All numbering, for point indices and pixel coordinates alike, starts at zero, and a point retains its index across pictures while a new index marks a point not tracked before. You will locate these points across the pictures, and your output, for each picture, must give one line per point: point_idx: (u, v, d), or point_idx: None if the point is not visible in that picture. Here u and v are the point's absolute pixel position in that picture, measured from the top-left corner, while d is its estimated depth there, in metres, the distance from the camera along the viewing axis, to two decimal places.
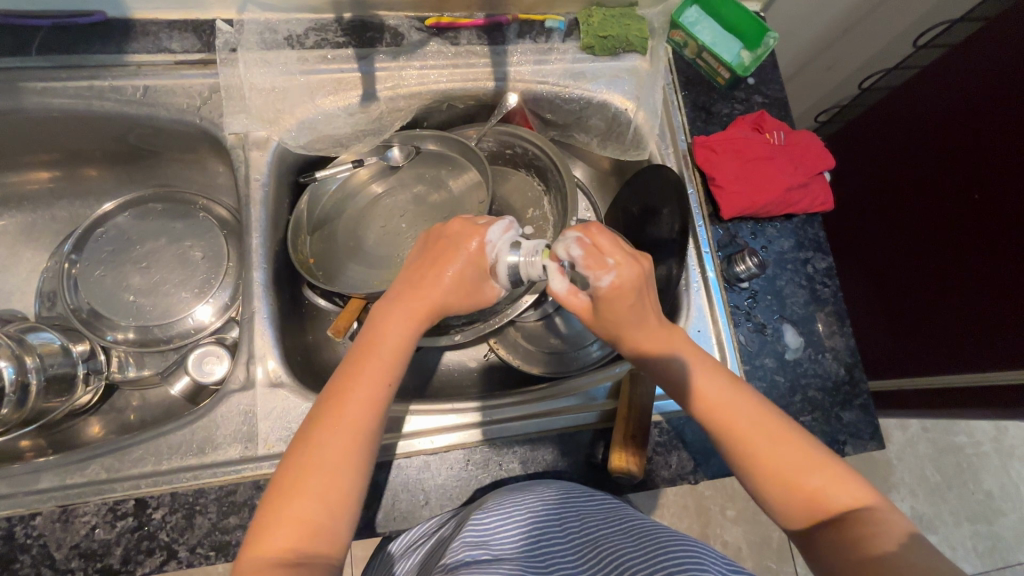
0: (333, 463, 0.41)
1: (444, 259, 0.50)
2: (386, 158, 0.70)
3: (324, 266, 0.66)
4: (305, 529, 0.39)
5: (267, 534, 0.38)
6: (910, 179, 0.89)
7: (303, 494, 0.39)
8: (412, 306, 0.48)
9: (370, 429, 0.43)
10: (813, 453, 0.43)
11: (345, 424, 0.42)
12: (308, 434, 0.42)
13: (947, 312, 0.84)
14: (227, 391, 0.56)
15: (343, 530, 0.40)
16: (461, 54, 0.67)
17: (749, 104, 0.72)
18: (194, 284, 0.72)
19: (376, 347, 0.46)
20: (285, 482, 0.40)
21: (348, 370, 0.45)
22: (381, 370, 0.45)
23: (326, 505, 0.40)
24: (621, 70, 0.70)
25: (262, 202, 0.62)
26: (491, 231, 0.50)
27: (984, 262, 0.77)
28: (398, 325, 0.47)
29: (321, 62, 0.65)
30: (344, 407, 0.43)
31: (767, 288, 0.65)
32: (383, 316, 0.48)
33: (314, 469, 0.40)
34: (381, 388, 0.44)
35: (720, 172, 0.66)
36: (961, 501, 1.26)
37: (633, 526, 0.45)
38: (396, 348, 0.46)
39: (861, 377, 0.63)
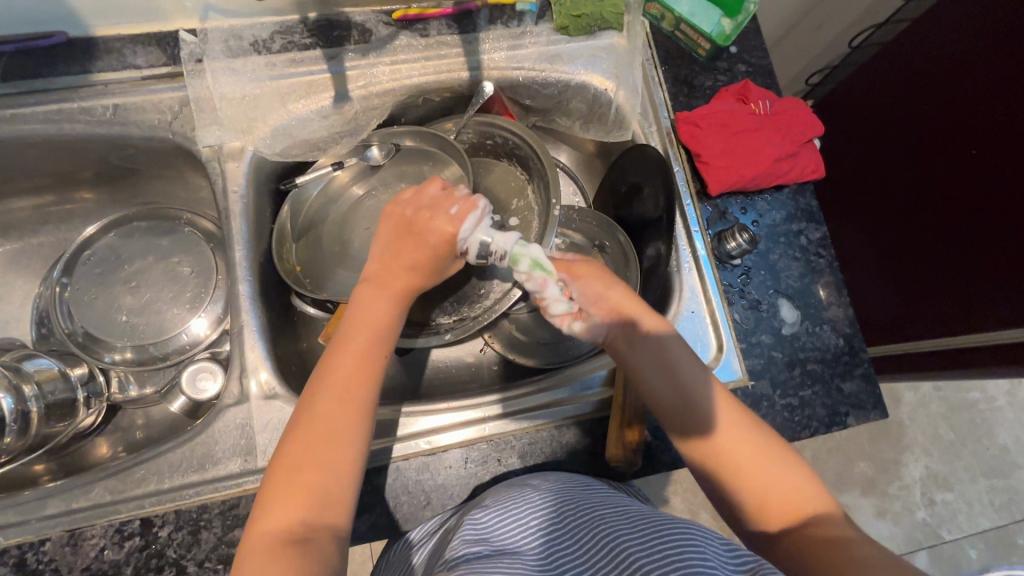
0: (333, 439, 0.42)
1: (416, 246, 0.50)
2: (366, 158, 0.68)
3: (311, 273, 0.65)
4: (310, 503, 0.40)
5: (274, 509, 0.40)
6: (903, 139, 0.86)
7: (310, 470, 0.41)
8: (392, 290, 0.49)
9: (366, 398, 0.45)
10: (779, 456, 0.45)
11: (341, 398, 0.44)
12: (302, 416, 0.43)
13: (950, 269, 0.82)
14: (222, 406, 0.56)
15: (345, 501, 0.42)
16: (432, 46, 0.66)
17: (733, 74, 0.70)
18: (186, 299, 0.72)
19: (360, 330, 0.47)
20: (284, 463, 0.42)
21: (336, 350, 0.46)
22: (366, 347, 0.47)
23: (330, 479, 0.41)
24: (598, 49, 0.68)
25: (242, 213, 0.62)
26: (463, 224, 0.49)
27: (987, 218, 0.76)
28: (381, 305, 0.49)
29: (290, 66, 0.63)
30: (337, 382, 0.44)
31: (760, 264, 0.64)
32: (363, 300, 0.49)
33: (313, 447, 0.42)
34: (373, 362, 0.46)
35: (706, 147, 0.65)
36: (976, 457, 1.25)
37: (629, 512, 0.45)
38: (379, 328, 0.48)
39: (861, 347, 0.62)
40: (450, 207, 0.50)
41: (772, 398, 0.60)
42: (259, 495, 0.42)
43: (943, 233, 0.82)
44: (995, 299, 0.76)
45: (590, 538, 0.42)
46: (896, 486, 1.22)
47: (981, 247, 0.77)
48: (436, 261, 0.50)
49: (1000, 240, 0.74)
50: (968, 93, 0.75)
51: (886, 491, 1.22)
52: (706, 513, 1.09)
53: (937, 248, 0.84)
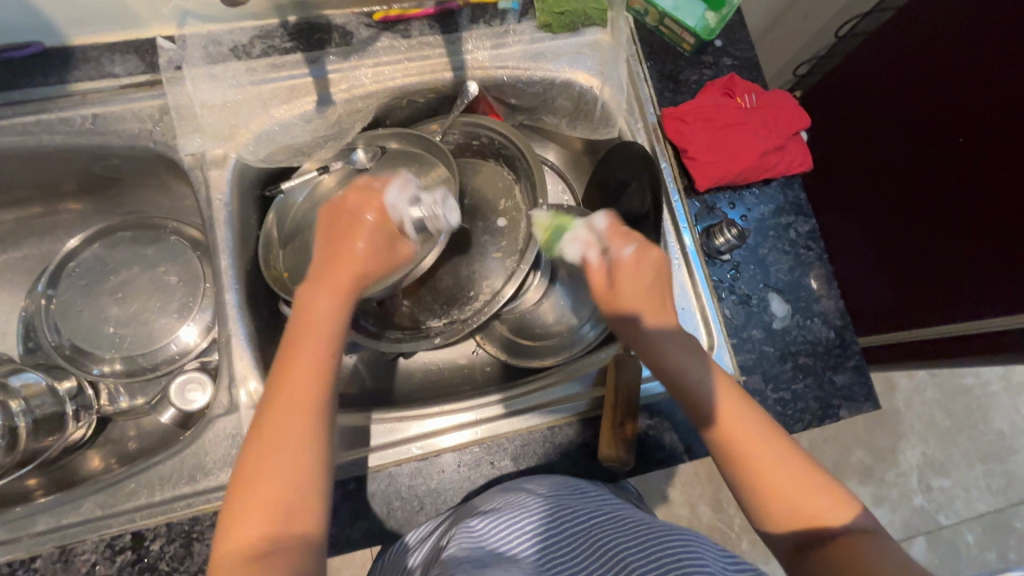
0: (285, 445, 0.41)
1: (356, 234, 0.49)
2: (352, 161, 0.66)
3: (296, 282, 0.61)
4: (271, 515, 0.39)
5: (238, 527, 0.39)
6: (894, 127, 0.86)
7: (266, 480, 0.40)
8: (333, 282, 0.46)
9: (313, 397, 0.43)
10: (795, 464, 0.44)
11: (289, 401, 0.42)
12: (256, 426, 0.42)
13: (940, 259, 0.83)
14: (211, 416, 0.56)
15: (313, 511, 0.40)
16: (414, 47, 0.65)
17: (719, 67, 0.70)
18: (174, 308, 0.71)
19: (305, 327, 0.45)
20: (242, 477, 0.40)
21: (283, 352, 0.44)
22: (313, 345, 0.44)
23: (287, 487, 0.40)
24: (582, 46, 0.67)
25: (227, 221, 0.61)
26: (388, 195, 0.51)
27: (980, 206, 0.75)
28: (324, 300, 0.46)
29: (271, 70, 0.63)
30: (285, 385, 0.42)
31: (749, 259, 0.64)
32: (306, 297, 0.46)
33: (268, 454, 0.40)
34: (320, 358, 0.44)
35: (692, 143, 0.64)
36: (972, 442, 1.26)
37: (629, 520, 0.45)
38: (325, 322, 0.45)
39: (851, 339, 0.62)
40: (373, 186, 0.51)
41: (764, 393, 0.60)
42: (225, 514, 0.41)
43: (934, 222, 0.82)
44: (989, 288, 0.76)
45: (590, 547, 0.42)
46: (893, 473, 1.23)
47: (974, 236, 0.77)
48: (379, 245, 0.49)
49: (993, 229, 0.74)
50: (961, 79, 0.75)
51: (883, 479, 1.22)
52: (704, 506, 1.09)
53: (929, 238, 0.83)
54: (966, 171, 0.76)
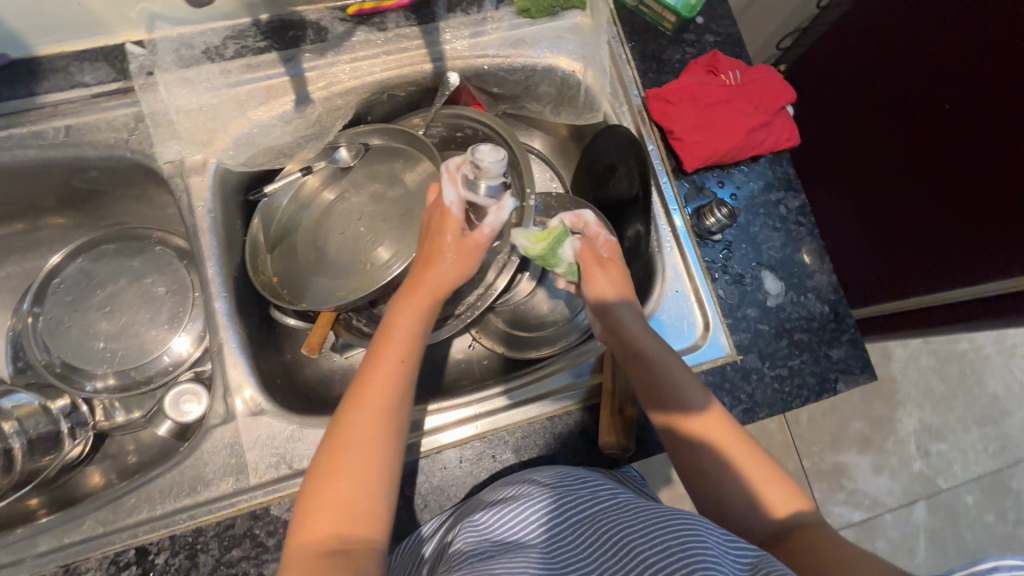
0: (366, 448, 0.44)
1: (432, 247, 0.53)
2: (335, 160, 0.66)
3: (288, 282, 0.64)
4: (342, 515, 0.42)
5: (311, 522, 0.41)
6: (890, 95, 0.84)
7: (343, 479, 0.43)
8: (416, 297, 0.51)
9: (395, 406, 0.46)
10: (756, 465, 0.48)
11: (371, 406, 0.46)
12: (337, 427, 0.45)
13: (938, 228, 0.81)
14: (209, 426, 0.55)
15: (377, 515, 0.43)
16: (391, 40, 0.64)
17: (701, 45, 0.69)
18: (164, 319, 0.71)
19: (390, 338, 0.49)
20: (319, 474, 0.43)
21: (369, 362, 0.49)
22: (395, 356, 0.48)
23: (360, 488, 0.43)
24: (562, 30, 0.66)
25: (211, 229, 0.60)
26: (446, 191, 0.54)
27: (986, 171, 0.73)
28: (408, 314, 0.50)
29: (246, 71, 0.61)
30: (369, 392, 0.46)
31: (741, 237, 0.63)
32: (394, 311, 0.51)
33: (348, 453, 0.44)
34: (401, 368, 0.48)
35: (678, 123, 0.63)
36: (968, 406, 1.28)
37: (637, 509, 0.43)
38: (407, 335, 0.50)
39: (846, 313, 0.62)
40: (438, 193, 0.55)
41: (761, 370, 0.60)
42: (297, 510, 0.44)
43: (934, 190, 0.80)
44: (989, 255, 0.75)
45: (599, 542, 0.41)
46: (892, 441, 1.24)
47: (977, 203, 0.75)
48: (451, 252, 0.53)
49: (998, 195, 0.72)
50: (968, 40, 0.72)
51: (882, 447, 1.24)
52: None
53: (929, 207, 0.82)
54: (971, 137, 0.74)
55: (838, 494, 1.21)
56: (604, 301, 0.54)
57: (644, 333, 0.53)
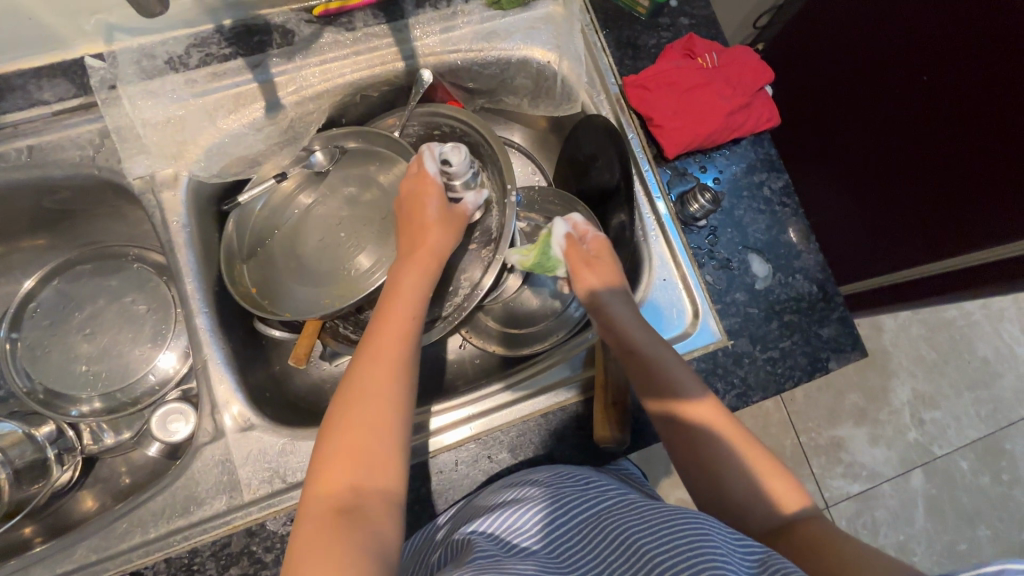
0: (376, 399, 0.45)
1: (425, 212, 0.57)
2: (310, 164, 0.64)
3: (268, 293, 0.62)
4: (357, 466, 0.42)
5: (327, 477, 0.41)
6: (876, 66, 0.82)
7: (356, 430, 0.43)
8: (416, 258, 0.54)
9: (404, 358, 0.48)
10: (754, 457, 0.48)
11: (380, 360, 0.47)
12: (346, 385, 0.46)
13: (936, 201, 0.79)
14: (198, 445, 0.54)
15: (391, 468, 0.43)
16: (360, 40, 0.62)
17: (676, 28, 0.68)
18: (147, 338, 0.69)
19: (396, 295, 0.52)
20: (332, 430, 0.44)
21: (375, 321, 0.51)
22: (401, 312, 0.51)
23: (374, 439, 0.43)
24: (535, 20, 0.65)
25: (187, 244, 0.59)
26: (427, 164, 0.58)
27: (987, 140, 0.70)
28: (411, 273, 0.54)
29: (212, 80, 0.60)
30: (377, 347, 0.48)
31: (726, 222, 0.63)
32: (396, 272, 0.54)
33: (359, 406, 0.44)
34: (407, 323, 0.50)
35: (657, 111, 0.63)
36: (959, 372, 1.29)
37: (643, 508, 0.43)
38: (411, 292, 0.52)
39: (834, 291, 0.62)
40: (417, 168, 0.59)
41: (753, 354, 0.60)
42: (309, 472, 0.43)
43: (931, 163, 0.78)
44: (985, 224, 0.74)
45: (605, 541, 0.40)
46: (886, 411, 1.26)
47: (977, 174, 0.73)
48: (442, 215, 0.57)
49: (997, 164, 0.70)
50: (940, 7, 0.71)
51: (877, 418, 1.25)
52: None
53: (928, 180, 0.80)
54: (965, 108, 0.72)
55: (836, 467, 1.22)
56: (593, 296, 0.56)
57: (635, 325, 0.54)
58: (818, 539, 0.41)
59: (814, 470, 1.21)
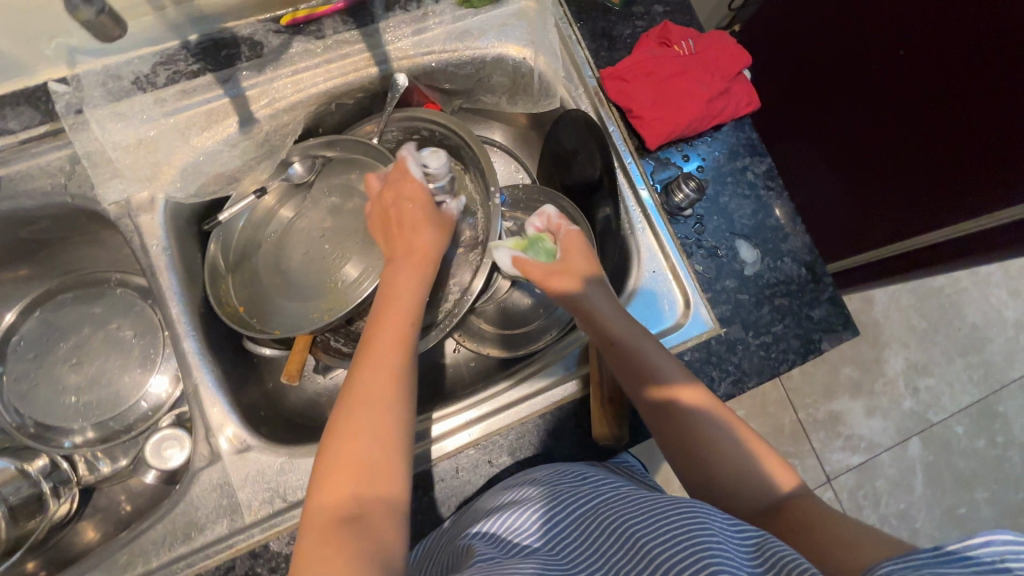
0: (376, 405, 0.43)
1: (412, 212, 0.55)
2: (287, 176, 0.64)
3: (256, 311, 0.61)
4: (360, 475, 0.40)
5: (328, 488, 0.40)
6: (860, 38, 0.81)
7: (357, 438, 0.41)
8: (410, 260, 0.53)
9: (403, 363, 0.46)
10: (746, 446, 0.48)
11: (379, 365, 0.45)
12: (345, 392, 0.45)
13: (927, 170, 0.77)
14: (194, 470, 0.54)
15: (395, 475, 0.41)
16: (331, 47, 0.61)
17: (651, 16, 0.67)
18: (135, 363, 0.68)
19: (391, 299, 0.50)
20: (332, 439, 0.42)
21: (371, 325, 0.49)
22: (397, 316, 0.49)
23: (377, 446, 0.41)
24: (508, 17, 0.64)
25: (169, 267, 0.58)
26: (410, 165, 0.57)
27: (973, 107, 0.69)
28: (407, 275, 0.52)
29: (182, 97, 0.58)
30: (375, 352, 0.46)
31: (712, 210, 0.63)
32: (391, 275, 0.53)
33: (360, 412, 0.43)
34: (405, 326, 0.49)
35: (636, 102, 0.62)
36: (950, 339, 1.31)
37: (640, 500, 0.42)
38: (407, 295, 0.51)
39: (822, 272, 0.62)
40: (397, 169, 0.58)
41: (746, 340, 0.60)
42: (310, 483, 0.42)
43: (922, 129, 0.76)
44: (972, 193, 0.73)
45: (605, 537, 0.40)
46: (881, 382, 1.27)
47: (973, 135, 0.70)
48: (430, 215, 0.56)
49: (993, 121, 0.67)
50: None
51: (873, 390, 1.27)
52: None
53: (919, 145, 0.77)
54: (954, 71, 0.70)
55: (835, 440, 1.24)
56: (570, 293, 0.55)
57: (613, 317, 0.54)
58: (812, 518, 0.41)
59: (814, 445, 1.23)
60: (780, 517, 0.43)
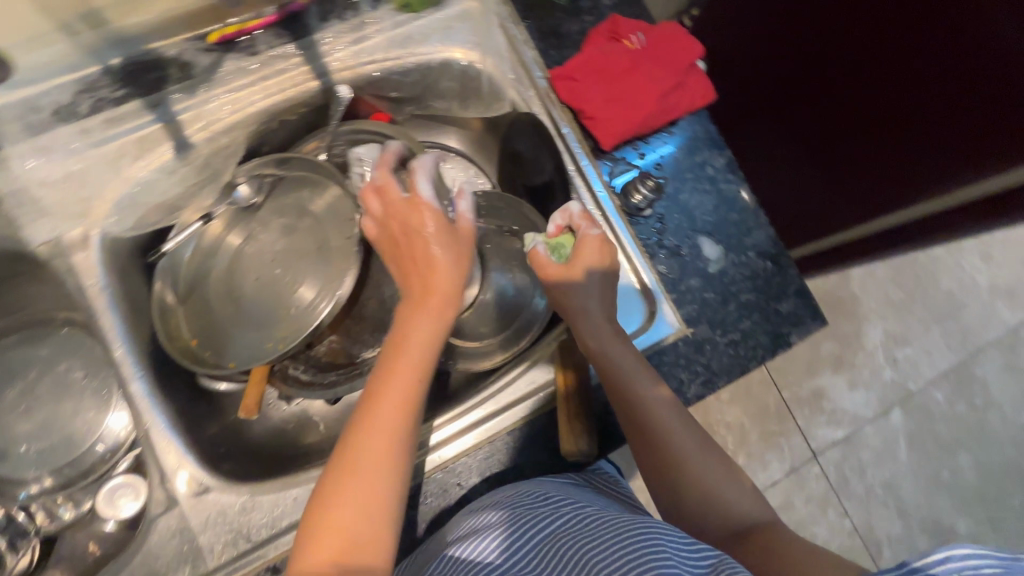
0: (369, 475, 0.37)
1: (421, 235, 0.47)
2: (234, 200, 0.61)
3: (208, 344, 0.59)
4: (341, 556, 0.35)
5: (301, 565, 0.35)
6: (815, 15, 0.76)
7: (342, 511, 0.36)
8: (427, 296, 0.45)
9: (406, 427, 0.39)
10: (720, 470, 0.49)
11: (380, 427, 0.39)
12: (340, 451, 0.38)
13: (885, 155, 0.73)
14: (152, 518, 0.52)
15: (382, 557, 0.36)
16: (266, 63, 0.58)
17: (599, 11, 0.65)
18: (88, 404, 0.65)
19: (401, 345, 0.42)
20: (318, 507, 0.37)
21: (376, 374, 0.42)
22: (408, 366, 0.41)
23: (362, 523, 0.36)
24: (451, 19, 0.61)
25: (109, 307, 0.56)
26: (418, 184, 0.50)
27: (922, 89, 0.64)
28: (422, 312, 0.44)
29: (107, 126, 0.55)
30: (376, 411, 0.39)
31: (673, 208, 0.61)
32: (405, 312, 0.45)
33: (350, 481, 0.37)
34: (413, 382, 0.41)
35: (588, 102, 0.60)
36: (928, 307, 1.30)
37: (601, 522, 0.41)
38: (422, 339, 0.43)
39: (787, 265, 0.62)
40: (398, 186, 0.51)
41: (714, 339, 0.59)
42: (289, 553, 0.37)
43: (877, 114, 0.71)
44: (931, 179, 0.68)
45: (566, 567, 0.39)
46: (861, 355, 1.28)
47: (926, 121, 0.65)
48: (449, 239, 0.47)
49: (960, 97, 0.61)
50: None
51: (854, 363, 1.27)
52: None
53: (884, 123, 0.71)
54: (916, 43, 0.63)
55: (819, 416, 1.25)
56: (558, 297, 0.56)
57: (603, 336, 0.52)
58: (782, 549, 0.42)
59: (799, 422, 1.24)
60: (749, 545, 0.44)
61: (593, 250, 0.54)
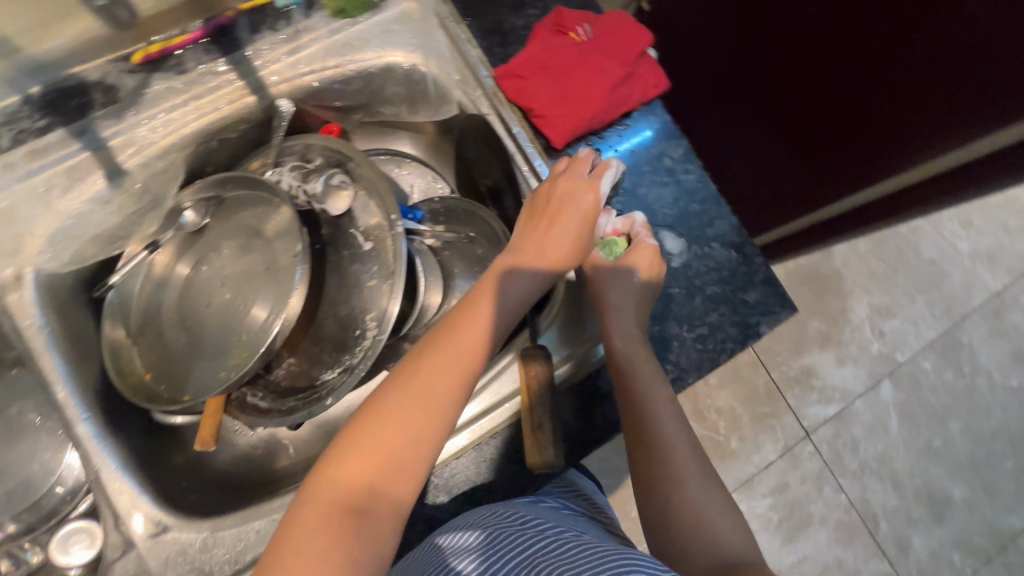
0: (427, 411, 0.40)
1: (561, 216, 0.51)
2: (182, 225, 0.58)
3: (162, 381, 0.56)
4: (383, 467, 0.38)
5: (344, 462, 0.38)
6: None
7: (396, 429, 0.39)
8: (531, 269, 0.49)
9: (467, 384, 0.43)
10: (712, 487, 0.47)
11: (445, 375, 0.42)
12: (403, 374, 0.42)
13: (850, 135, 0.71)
14: (107, 563, 0.50)
15: (412, 483, 0.39)
16: (196, 80, 0.56)
17: (544, 4, 0.63)
18: (44, 446, 0.63)
19: (477, 308, 0.46)
20: (374, 414, 0.40)
21: (450, 326, 0.45)
22: (482, 329, 0.44)
23: (410, 449, 0.39)
24: (389, 22, 0.59)
25: (49, 348, 0.53)
26: (602, 183, 0.53)
27: (884, 66, 0.62)
28: (513, 282, 0.48)
29: (31, 159, 0.52)
30: (445, 358, 0.42)
31: (631, 203, 0.60)
32: (499, 271, 0.49)
33: (409, 407, 0.40)
34: (482, 348, 0.44)
35: (536, 99, 0.58)
36: (911, 278, 1.29)
37: (576, 550, 0.39)
38: (504, 310, 0.46)
39: (753, 253, 0.60)
40: (586, 171, 0.54)
41: (680, 335, 0.57)
42: (330, 447, 0.40)
43: (841, 92, 0.69)
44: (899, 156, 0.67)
45: None
46: (848, 331, 1.27)
47: (892, 98, 0.63)
48: (577, 233, 0.51)
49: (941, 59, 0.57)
50: None
51: (841, 339, 1.27)
52: None
53: (861, 93, 0.66)
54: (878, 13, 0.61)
55: (810, 395, 1.24)
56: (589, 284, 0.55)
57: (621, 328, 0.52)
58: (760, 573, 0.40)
59: (790, 403, 1.23)
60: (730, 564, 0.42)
61: (645, 258, 0.54)
